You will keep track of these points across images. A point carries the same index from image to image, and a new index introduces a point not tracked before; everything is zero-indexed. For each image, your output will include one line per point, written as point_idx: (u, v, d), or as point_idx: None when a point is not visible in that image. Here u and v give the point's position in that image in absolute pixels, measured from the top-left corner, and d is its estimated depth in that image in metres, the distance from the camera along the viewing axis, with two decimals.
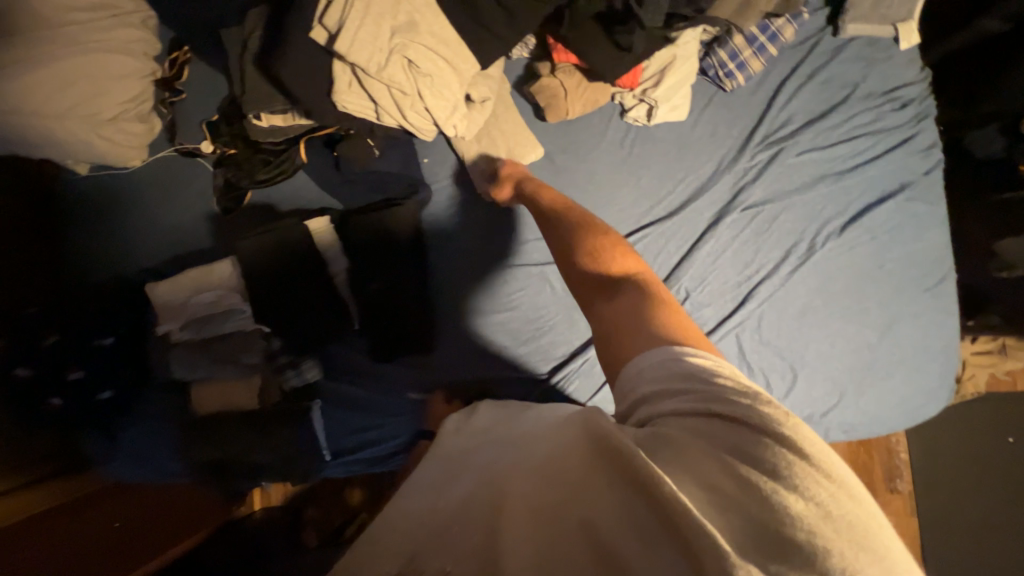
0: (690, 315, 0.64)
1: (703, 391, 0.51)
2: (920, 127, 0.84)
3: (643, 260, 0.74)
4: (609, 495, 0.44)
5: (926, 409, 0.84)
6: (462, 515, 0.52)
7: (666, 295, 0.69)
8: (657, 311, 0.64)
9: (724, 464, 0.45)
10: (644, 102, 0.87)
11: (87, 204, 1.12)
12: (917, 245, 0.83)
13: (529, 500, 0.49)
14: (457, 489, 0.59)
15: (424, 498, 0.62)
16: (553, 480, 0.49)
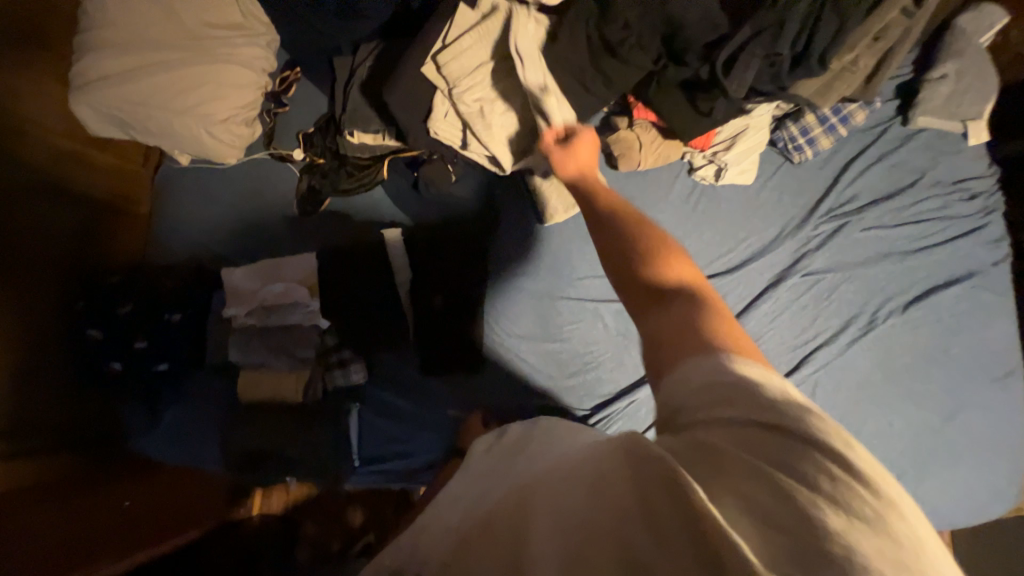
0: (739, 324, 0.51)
1: (747, 404, 0.42)
2: (989, 220, 0.84)
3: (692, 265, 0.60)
4: (635, 505, 0.38)
5: (991, 509, 0.79)
6: (490, 539, 0.48)
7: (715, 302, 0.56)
8: (707, 323, 0.52)
9: (762, 473, 0.37)
10: (713, 163, 0.94)
11: (186, 197, 1.26)
12: (985, 333, 0.81)
13: (555, 510, 0.43)
14: (484, 510, 0.54)
15: (454, 522, 0.58)
16: (576, 487, 0.44)
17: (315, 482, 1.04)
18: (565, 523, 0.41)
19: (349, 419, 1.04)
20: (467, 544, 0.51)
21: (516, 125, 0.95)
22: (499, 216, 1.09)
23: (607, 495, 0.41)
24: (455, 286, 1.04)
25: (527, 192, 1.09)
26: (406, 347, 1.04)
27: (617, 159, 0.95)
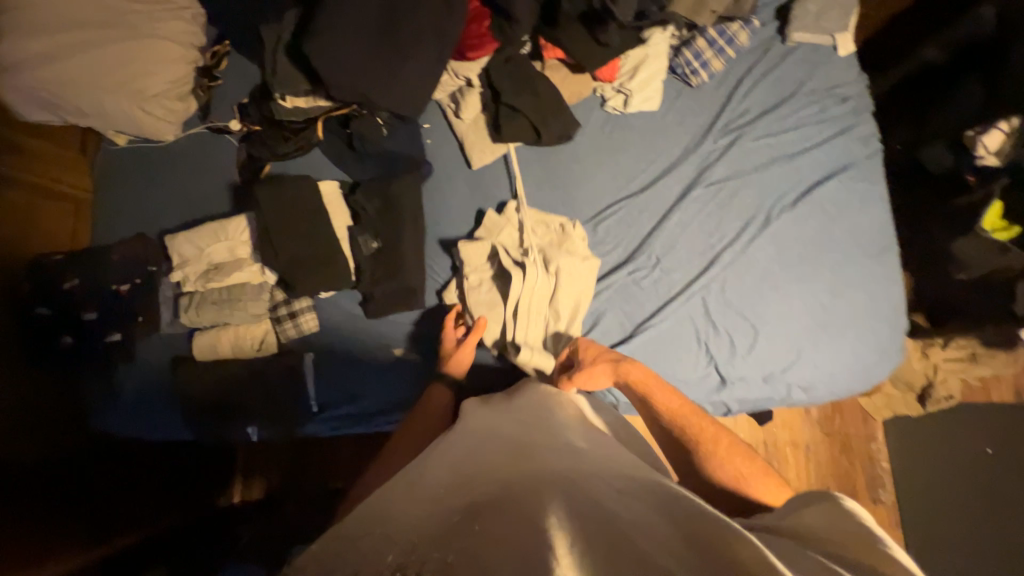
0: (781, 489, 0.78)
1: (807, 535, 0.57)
2: (859, 119, 0.95)
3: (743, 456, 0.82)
4: (671, 534, 0.49)
5: (879, 369, 0.90)
6: (490, 496, 0.54)
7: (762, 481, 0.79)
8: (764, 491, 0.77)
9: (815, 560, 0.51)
10: (621, 93, 1.01)
11: (129, 179, 1.27)
12: (863, 217, 0.92)
13: (573, 500, 0.52)
14: (484, 476, 0.60)
15: (442, 476, 0.62)
16: (595, 494, 0.54)
17: (275, 428, 1.09)
18: (593, 510, 0.51)
19: (305, 369, 1.08)
20: (469, 500, 0.55)
21: (434, 70, 1.01)
22: (431, 164, 1.11)
23: (632, 515, 0.51)
24: (393, 231, 1.04)
25: (457, 140, 1.11)
26: (352, 291, 1.09)
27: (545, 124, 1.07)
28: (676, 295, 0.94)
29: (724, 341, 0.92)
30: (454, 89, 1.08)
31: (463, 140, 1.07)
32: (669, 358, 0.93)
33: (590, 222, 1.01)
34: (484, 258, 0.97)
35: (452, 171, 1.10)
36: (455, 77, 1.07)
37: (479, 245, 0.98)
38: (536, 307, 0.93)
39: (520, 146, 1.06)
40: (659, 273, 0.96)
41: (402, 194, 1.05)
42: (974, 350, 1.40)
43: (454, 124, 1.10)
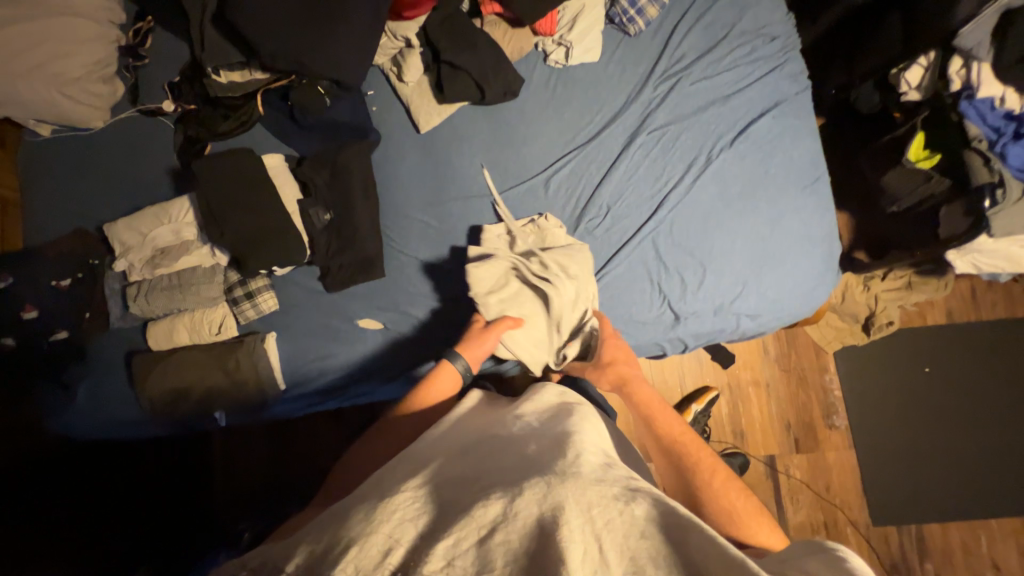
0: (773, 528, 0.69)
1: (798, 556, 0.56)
2: (788, 57, 0.99)
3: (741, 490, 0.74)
4: (644, 518, 0.54)
5: (818, 292, 0.96)
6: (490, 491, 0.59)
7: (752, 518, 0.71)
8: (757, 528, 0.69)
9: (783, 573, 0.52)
10: (562, 45, 1.02)
11: (56, 172, 1.20)
12: (796, 150, 0.96)
13: (557, 488, 0.56)
14: (483, 474, 0.64)
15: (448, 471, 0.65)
16: (580, 480, 0.59)
17: (244, 412, 1.06)
18: (581, 499, 0.55)
19: (265, 347, 1.04)
20: (471, 493, 0.59)
21: (372, 32, 0.99)
22: (379, 131, 1.09)
23: (613, 497, 0.57)
24: (347, 201, 1.02)
25: (403, 106, 1.09)
26: (310, 267, 1.07)
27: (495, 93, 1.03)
28: (629, 240, 0.97)
29: (675, 280, 0.96)
30: (394, 51, 1.06)
31: (408, 104, 1.06)
32: (626, 301, 0.97)
33: (542, 177, 1.02)
34: (501, 278, 0.95)
35: (403, 137, 1.09)
36: (394, 38, 1.04)
37: (492, 265, 0.94)
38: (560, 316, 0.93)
39: (467, 105, 1.06)
40: (610, 221, 0.99)
41: (350, 162, 1.03)
42: (909, 277, 1.52)
43: (398, 88, 1.08)
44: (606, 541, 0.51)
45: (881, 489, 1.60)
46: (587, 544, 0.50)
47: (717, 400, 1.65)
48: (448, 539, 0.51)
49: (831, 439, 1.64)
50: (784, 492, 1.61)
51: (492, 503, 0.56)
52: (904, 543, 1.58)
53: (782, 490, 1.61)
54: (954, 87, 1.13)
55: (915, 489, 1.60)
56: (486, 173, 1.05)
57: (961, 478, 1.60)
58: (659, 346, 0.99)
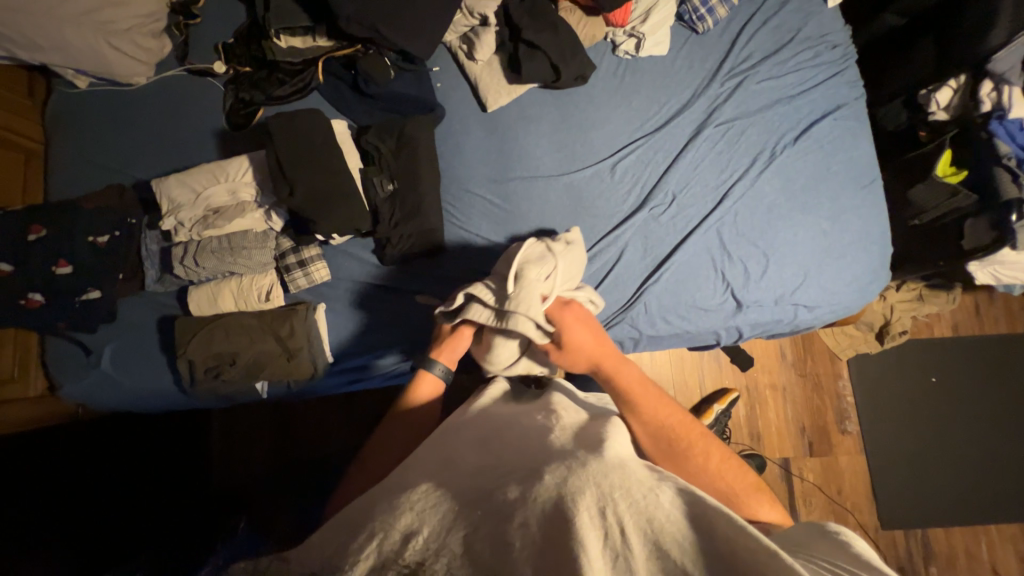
0: (768, 495, 0.70)
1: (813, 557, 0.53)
2: (847, 63, 1.04)
3: (735, 465, 0.72)
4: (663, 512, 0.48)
5: (870, 288, 0.99)
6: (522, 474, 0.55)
7: (751, 489, 0.71)
8: (753, 497, 0.70)
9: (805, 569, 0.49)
10: (633, 37, 1.04)
11: (89, 126, 1.13)
12: (853, 151, 1.01)
13: (579, 472, 0.52)
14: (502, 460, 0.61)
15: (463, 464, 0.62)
16: (605, 462, 0.54)
17: (281, 380, 1.00)
18: (598, 483, 0.50)
19: (317, 318, 1.01)
20: (496, 483, 0.55)
21: (446, 6, 0.99)
22: (445, 108, 1.09)
23: (641, 482, 0.52)
24: (412, 172, 1.00)
25: (470, 85, 1.09)
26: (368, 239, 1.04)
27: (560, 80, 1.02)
28: (693, 229, 0.99)
29: (738, 270, 0.98)
30: (466, 28, 1.06)
31: (478, 82, 1.06)
32: (690, 286, 0.98)
33: (608, 162, 1.04)
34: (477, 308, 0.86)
35: (467, 114, 1.08)
36: (469, 15, 1.04)
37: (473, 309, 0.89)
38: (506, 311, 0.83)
39: (536, 87, 1.07)
40: (675, 209, 1.01)
41: (416, 133, 1.01)
42: (921, 289, 1.61)
43: (466, 67, 1.08)
44: (630, 523, 0.47)
45: (888, 494, 1.65)
46: (599, 524, 0.46)
47: (736, 401, 1.68)
48: (463, 530, 0.49)
49: (843, 444, 1.68)
50: (797, 495, 1.64)
51: (514, 489, 0.52)
52: (909, 547, 1.63)
53: (795, 492, 1.64)
54: (985, 108, 1.20)
55: (920, 495, 1.66)
56: (553, 155, 1.05)
57: (963, 486, 1.67)
58: (715, 334, 1.01)
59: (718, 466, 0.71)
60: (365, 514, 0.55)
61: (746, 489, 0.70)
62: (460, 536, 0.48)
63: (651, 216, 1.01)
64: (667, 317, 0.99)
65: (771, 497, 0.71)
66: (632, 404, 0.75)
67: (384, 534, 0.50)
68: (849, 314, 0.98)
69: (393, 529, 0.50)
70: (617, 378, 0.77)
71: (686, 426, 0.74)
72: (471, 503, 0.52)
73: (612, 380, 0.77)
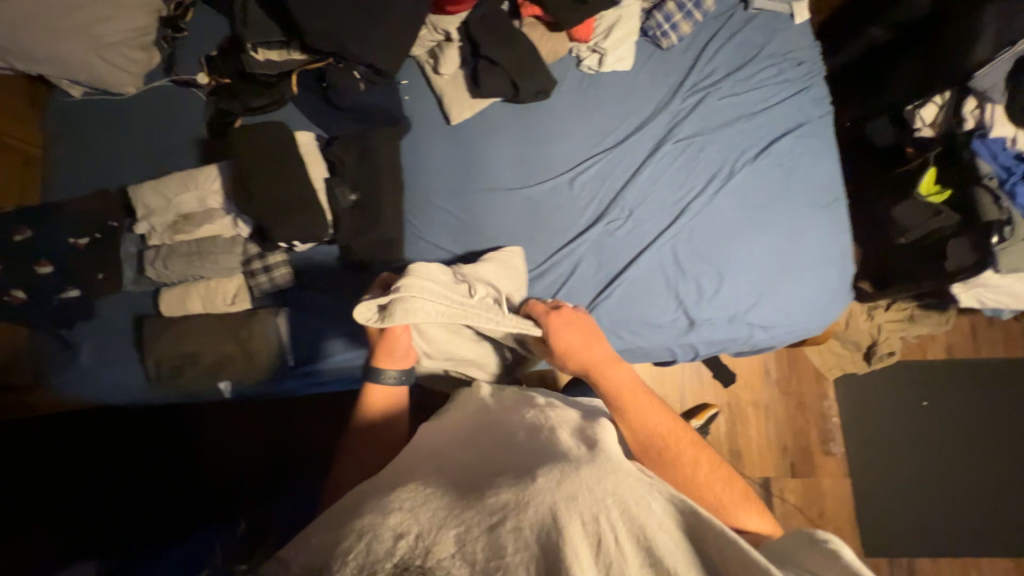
0: (756, 505, 0.71)
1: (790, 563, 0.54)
2: (813, 80, 1.03)
3: (725, 475, 0.73)
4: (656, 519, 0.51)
5: (829, 309, 0.98)
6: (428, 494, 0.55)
7: (740, 498, 0.71)
8: (741, 509, 0.70)
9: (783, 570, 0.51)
10: (595, 52, 1.05)
11: (80, 132, 1.19)
12: (815, 169, 1.00)
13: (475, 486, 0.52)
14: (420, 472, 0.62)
15: (442, 464, 0.67)
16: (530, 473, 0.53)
17: (244, 380, 1.04)
18: (598, 484, 0.53)
19: (278, 322, 1.05)
20: (482, 485, 0.58)
21: (412, 22, 1.02)
22: (411, 120, 1.11)
23: (631, 488, 0.54)
24: (374, 182, 1.03)
25: (436, 98, 1.11)
26: (331, 246, 1.08)
27: (519, 93, 1.03)
28: (647, 245, 0.99)
29: (692, 287, 0.97)
30: (432, 44, 1.09)
31: (442, 95, 1.08)
32: (643, 302, 0.98)
33: (567, 176, 1.04)
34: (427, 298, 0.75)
35: (433, 127, 1.11)
36: (434, 31, 1.07)
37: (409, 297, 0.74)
38: (469, 313, 0.78)
39: (499, 101, 1.09)
40: (631, 224, 1.01)
41: (379, 144, 1.04)
42: (912, 310, 1.55)
43: (432, 81, 1.11)
44: (620, 529, 0.49)
45: (872, 519, 1.60)
46: (586, 525, 0.48)
47: (716, 417, 1.65)
48: (454, 530, 0.49)
49: (826, 466, 1.63)
50: (777, 516, 1.60)
51: (502, 491, 0.54)
52: None
53: (774, 514, 1.60)
54: (968, 126, 1.17)
55: (907, 521, 1.60)
56: (513, 168, 1.06)
57: (953, 515, 1.60)
58: (670, 351, 1.01)
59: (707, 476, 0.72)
60: (346, 517, 0.58)
61: (734, 501, 0.71)
62: (452, 534, 0.49)
63: (605, 232, 1.01)
64: (620, 332, 0.98)
65: (760, 510, 0.71)
66: (623, 409, 0.75)
67: (373, 533, 0.51)
68: (805, 335, 0.96)
69: (382, 527, 0.52)
70: (610, 382, 0.77)
71: (678, 433, 0.74)
72: (455, 504, 0.54)
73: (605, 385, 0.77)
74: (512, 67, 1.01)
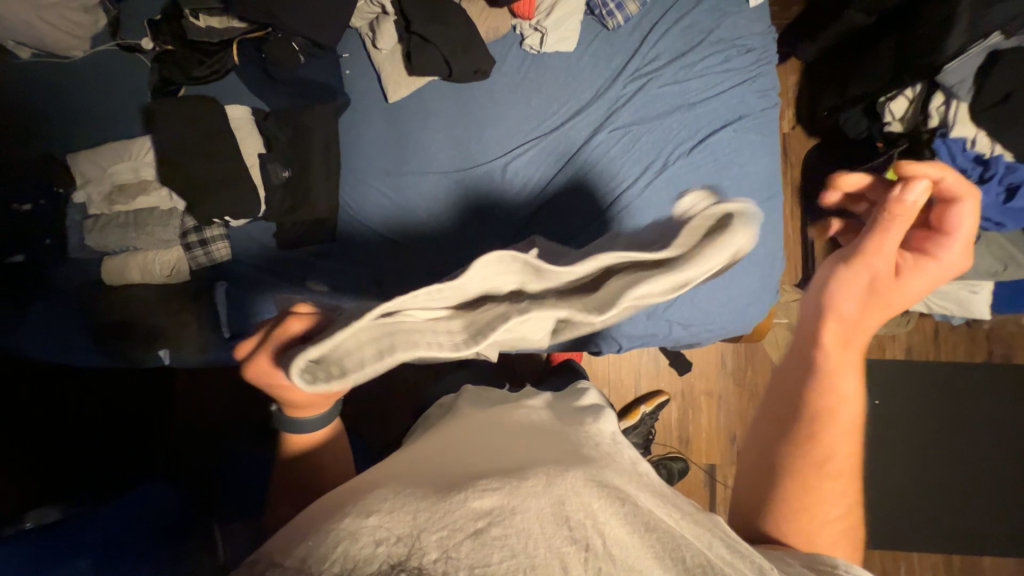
0: (850, 544, 0.60)
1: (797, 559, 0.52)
2: (759, 71, 1.00)
3: (846, 501, 0.61)
4: (660, 519, 0.50)
5: (751, 308, 0.99)
6: (320, 505, 0.56)
7: (840, 525, 0.60)
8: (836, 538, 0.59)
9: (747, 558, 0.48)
10: (538, 31, 1.00)
11: (23, 93, 1.17)
12: (752, 166, 0.99)
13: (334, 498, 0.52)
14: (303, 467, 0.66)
15: (419, 471, 0.58)
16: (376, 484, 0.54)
17: (179, 349, 1.08)
18: (591, 487, 0.50)
19: (217, 296, 1.10)
20: (461, 483, 0.51)
21: None
22: (350, 96, 1.09)
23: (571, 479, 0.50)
24: (307, 161, 1.02)
25: (375, 74, 1.08)
26: (265, 222, 1.09)
27: (455, 71, 1.00)
28: (574, 236, 0.99)
29: None
30: (371, 16, 1.05)
31: (379, 72, 1.05)
32: None
33: (500, 162, 1.04)
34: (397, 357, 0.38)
35: (372, 105, 1.09)
36: (371, 3, 1.03)
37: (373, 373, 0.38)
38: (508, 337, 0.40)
39: (437, 80, 1.06)
40: (560, 214, 1.01)
41: (313, 121, 1.02)
42: None
43: (371, 55, 1.08)
44: (609, 535, 0.45)
45: None
46: (572, 532, 0.44)
47: (667, 404, 1.67)
48: (439, 531, 0.43)
49: None
50: (719, 500, 1.66)
51: (487, 494, 0.47)
52: None
53: (716, 498, 1.66)
54: (933, 123, 1.12)
55: None
56: (448, 150, 1.05)
57: (898, 512, 1.62)
58: (592, 344, 1.01)
59: (835, 486, 0.60)
60: (322, 521, 0.51)
61: (843, 527, 0.60)
62: (434, 539, 0.42)
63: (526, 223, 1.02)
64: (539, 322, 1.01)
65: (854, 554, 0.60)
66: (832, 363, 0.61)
67: (354, 537, 0.45)
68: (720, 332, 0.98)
69: (361, 532, 0.45)
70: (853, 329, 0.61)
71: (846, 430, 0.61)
72: (430, 501, 0.48)
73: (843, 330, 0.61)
74: (446, 45, 0.97)
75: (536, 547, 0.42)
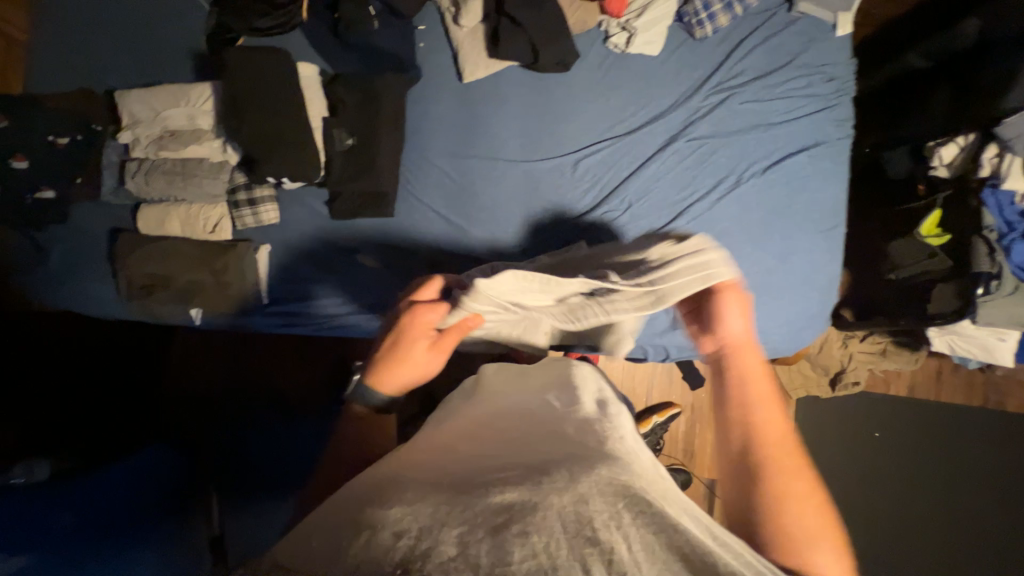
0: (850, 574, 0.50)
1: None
2: (839, 100, 1.02)
3: (825, 524, 0.53)
4: (683, 523, 0.44)
5: (803, 331, 1.01)
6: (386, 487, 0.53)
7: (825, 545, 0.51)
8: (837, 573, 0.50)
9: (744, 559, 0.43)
10: (625, 30, 0.99)
11: (68, 20, 1.10)
12: (820, 193, 1.00)
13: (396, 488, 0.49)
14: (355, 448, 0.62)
15: (450, 466, 0.55)
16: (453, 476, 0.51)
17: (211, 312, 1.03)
18: (612, 486, 0.46)
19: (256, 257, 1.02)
20: (483, 482, 0.50)
21: None
22: (421, 70, 1.05)
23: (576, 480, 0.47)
24: (372, 131, 0.98)
25: (451, 51, 1.05)
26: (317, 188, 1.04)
27: (540, 60, 0.98)
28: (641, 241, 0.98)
29: None
30: None
31: (456, 48, 1.02)
32: None
33: (571, 158, 1.02)
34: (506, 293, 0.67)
35: (443, 82, 1.05)
36: None
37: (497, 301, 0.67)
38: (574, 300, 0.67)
39: (515, 66, 1.03)
40: (628, 217, 1.01)
41: (384, 90, 0.98)
42: (886, 345, 1.58)
43: (449, 30, 1.04)
44: (635, 540, 0.41)
45: None
46: (596, 535, 0.40)
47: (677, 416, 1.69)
48: (459, 526, 0.42)
49: None
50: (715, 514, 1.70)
51: (509, 492, 0.46)
52: None
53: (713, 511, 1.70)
54: (983, 173, 1.18)
55: None
56: (519, 138, 1.03)
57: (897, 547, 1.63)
58: None
59: (804, 512, 0.53)
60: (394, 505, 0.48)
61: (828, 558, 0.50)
62: (454, 533, 0.42)
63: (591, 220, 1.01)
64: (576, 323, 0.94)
65: None
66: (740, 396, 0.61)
67: (376, 531, 0.44)
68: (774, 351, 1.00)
69: (384, 526, 0.44)
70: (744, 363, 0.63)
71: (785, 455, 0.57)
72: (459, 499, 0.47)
73: (739, 366, 0.63)
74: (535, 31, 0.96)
75: (559, 546, 0.39)
